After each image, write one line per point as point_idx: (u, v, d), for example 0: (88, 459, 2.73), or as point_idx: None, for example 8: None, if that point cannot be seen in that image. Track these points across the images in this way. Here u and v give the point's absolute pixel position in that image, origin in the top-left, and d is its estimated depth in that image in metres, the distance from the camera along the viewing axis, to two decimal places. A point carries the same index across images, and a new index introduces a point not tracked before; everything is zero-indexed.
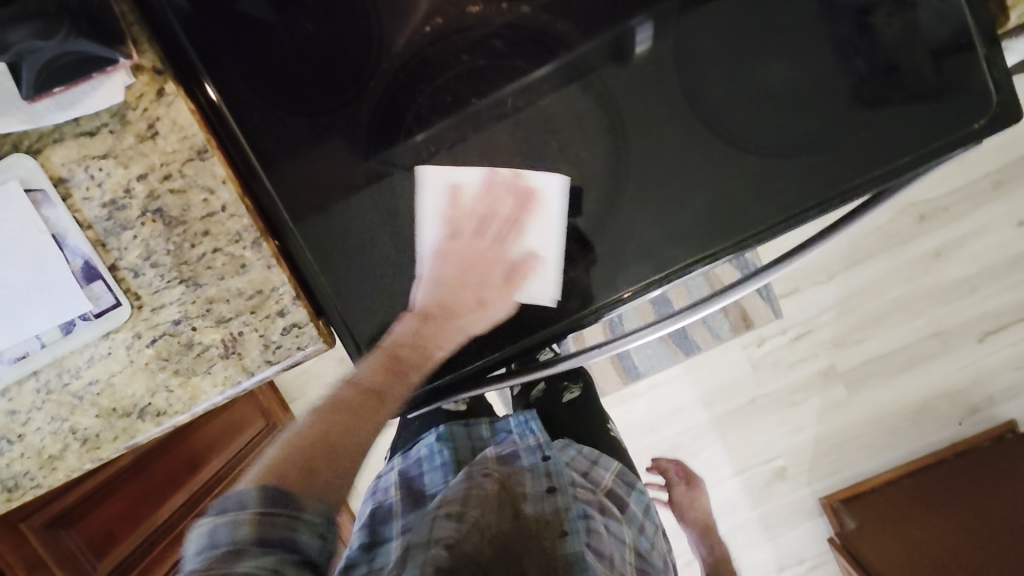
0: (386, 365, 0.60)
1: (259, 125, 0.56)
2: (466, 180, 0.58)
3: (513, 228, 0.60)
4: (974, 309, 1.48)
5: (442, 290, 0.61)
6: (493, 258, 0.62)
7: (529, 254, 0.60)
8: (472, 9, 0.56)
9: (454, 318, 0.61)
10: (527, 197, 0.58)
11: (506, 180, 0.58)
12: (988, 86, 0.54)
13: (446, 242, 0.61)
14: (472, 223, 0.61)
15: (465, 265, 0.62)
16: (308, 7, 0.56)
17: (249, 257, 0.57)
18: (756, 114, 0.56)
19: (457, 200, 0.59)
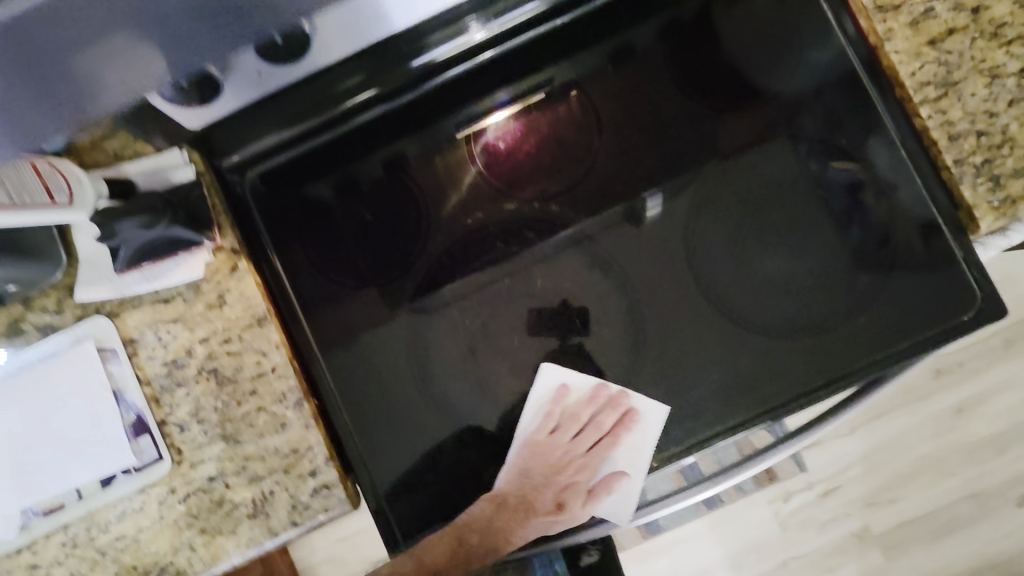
0: (464, 534, 0.59)
1: (310, 290, 0.65)
2: (576, 384, 0.62)
3: (594, 394, 0.63)
4: (1006, 470, 1.43)
5: (541, 461, 0.64)
6: (580, 466, 0.66)
7: (621, 470, 0.64)
8: (507, 205, 0.65)
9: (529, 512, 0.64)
10: (624, 408, 0.61)
11: (614, 395, 0.62)
12: (972, 283, 0.59)
13: (527, 457, 0.63)
14: (567, 431, 0.65)
15: (539, 481, 0.64)
16: (367, 196, 0.67)
17: (290, 417, 0.60)
18: (760, 299, 0.62)
19: (562, 399, 0.63)
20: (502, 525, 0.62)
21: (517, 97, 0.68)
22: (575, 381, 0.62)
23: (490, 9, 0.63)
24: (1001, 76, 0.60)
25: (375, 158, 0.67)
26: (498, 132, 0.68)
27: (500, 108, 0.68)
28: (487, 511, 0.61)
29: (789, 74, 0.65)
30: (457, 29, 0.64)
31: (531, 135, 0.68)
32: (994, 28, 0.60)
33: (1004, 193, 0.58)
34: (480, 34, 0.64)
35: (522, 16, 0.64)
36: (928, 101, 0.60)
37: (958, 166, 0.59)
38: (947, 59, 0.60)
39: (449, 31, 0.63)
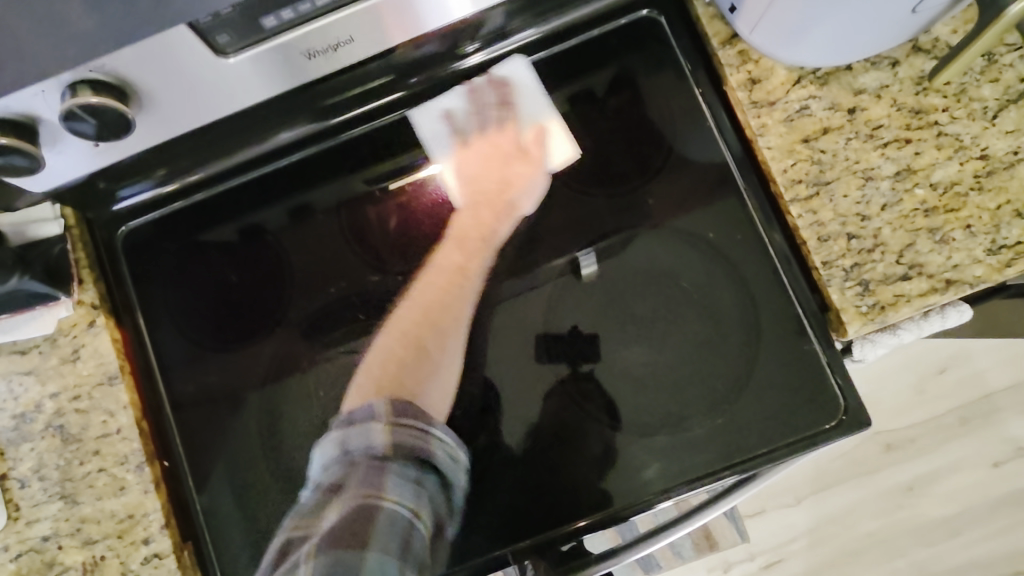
0: (407, 353, 0.58)
1: (170, 347, 0.63)
2: (458, 105, 0.65)
3: (507, 118, 0.65)
4: (957, 556, 1.37)
5: (474, 188, 0.64)
6: (504, 142, 0.65)
7: (530, 142, 0.65)
8: (372, 277, 0.63)
9: (472, 226, 0.62)
10: (506, 88, 0.65)
11: (498, 83, 0.65)
12: (837, 393, 0.57)
13: (460, 162, 0.65)
14: (493, 151, 0.65)
15: (479, 202, 0.63)
16: (233, 259, 0.65)
17: (129, 480, 0.59)
18: (616, 389, 0.60)
19: (454, 120, 0.65)
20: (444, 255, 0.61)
21: (435, 158, 0.66)
22: (427, 117, 0.65)
23: (485, 35, 0.65)
24: (875, 179, 0.59)
25: (254, 217, 0.66)
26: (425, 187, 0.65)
27: (419, 168, 0.66)
28: (455, 254, 0.61)
29: (680, 145, 0.64)
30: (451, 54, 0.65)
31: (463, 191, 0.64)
32: (870, 129, 0.60)
33: (874, 298, 0.57)
34: (476, 57, 0.66)
35: (516, 44, 0.66)
36: (798, 200, 0.59)
37: (827, 268, 0.58)
38: (820, 157, 0.60)
39: (446, 55, 0.65)
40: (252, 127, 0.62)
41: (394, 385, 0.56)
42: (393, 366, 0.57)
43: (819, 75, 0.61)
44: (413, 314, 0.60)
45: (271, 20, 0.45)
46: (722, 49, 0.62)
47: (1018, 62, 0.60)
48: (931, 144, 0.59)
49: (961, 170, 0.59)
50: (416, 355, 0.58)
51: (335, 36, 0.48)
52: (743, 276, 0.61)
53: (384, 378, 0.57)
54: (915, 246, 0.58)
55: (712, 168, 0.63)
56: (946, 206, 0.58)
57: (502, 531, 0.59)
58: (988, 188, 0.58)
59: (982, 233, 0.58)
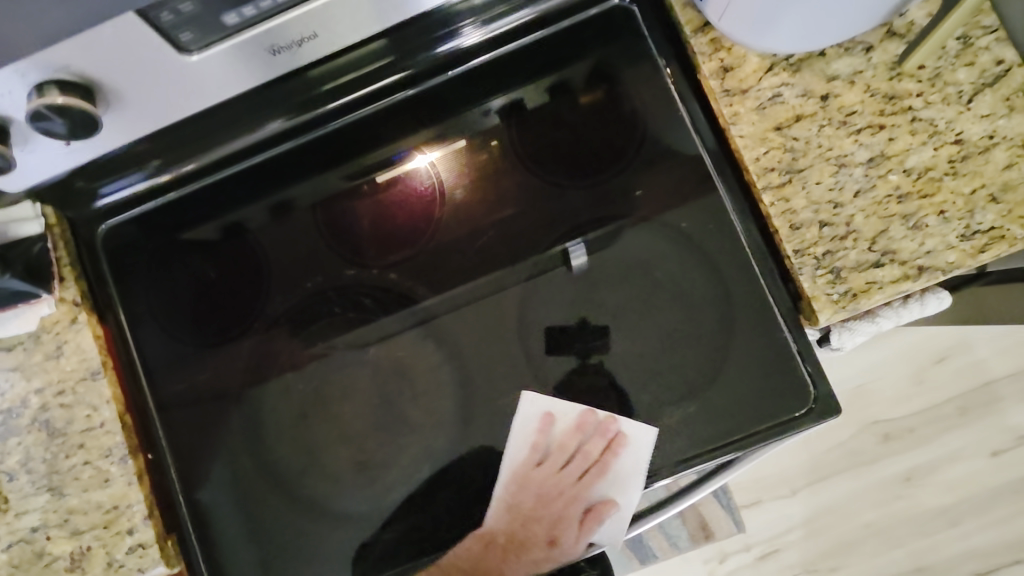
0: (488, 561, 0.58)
1: (150, 343, 0.65)
2: (562, 410, 0.59)
3: (581, 470, 0.59)
4: (954, 546, 1.37)
5: (531, 505, 0.59)
6: (571, 497, 0.59)
7: (604, 503, 0.59)
8: (348, 270, 0.63)
9: (527, 541, 0.59)
10: (619, 445, 0.58)
11: (599, 421, 0.59)
12: (807, 379, 0.58)
13: (522, 468, 0.59)
14: (567, 469, 0.59)
15: (529, 515, 0.59)
16: (212, 256, 0.66)
17: (113, 472, 0.60)
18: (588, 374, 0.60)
19: (549, 429, 0.59)
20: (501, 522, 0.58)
21: (416, 152, 0.67)
22: (527, 411, 0.59)
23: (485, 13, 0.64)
24: (849, 166, 0.59)
25: (233, 214, 0.67)
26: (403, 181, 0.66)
27: (402, 162, 0.67)
28: (531, 500, 0.59)
29: (654, 134, 0.64)
30: (451, 31, 0.64)
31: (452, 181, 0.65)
32: (842, 116, 0.59)
33: (845, 285, 0.57)
34: (473, 37, 0.65)
35: (510, 25, 0.65)
36: (771, 187, 0.59)
37: (798, 257, 0.58)
38: (793, 145, 0.59)
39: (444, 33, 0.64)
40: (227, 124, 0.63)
41: None
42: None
43: (792, 62, 0.60)
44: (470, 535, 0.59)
45: (234, 17, 0.45)
46: (694, 37, 0.61)
47: (994, 45, 0.59)
48: (905, 130, 0.58)
49: (936, 155, 0.58)
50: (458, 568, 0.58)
51: (300, 31, 0.49)
52: (716, 265, 0.61)
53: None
54: (889, 232, 0.58)
55: (685, 158, 0.63)
56: (920, 191, 0.58)
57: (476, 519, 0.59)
58: (963, 173, 0.58)
59: (956, 219, 0.57)
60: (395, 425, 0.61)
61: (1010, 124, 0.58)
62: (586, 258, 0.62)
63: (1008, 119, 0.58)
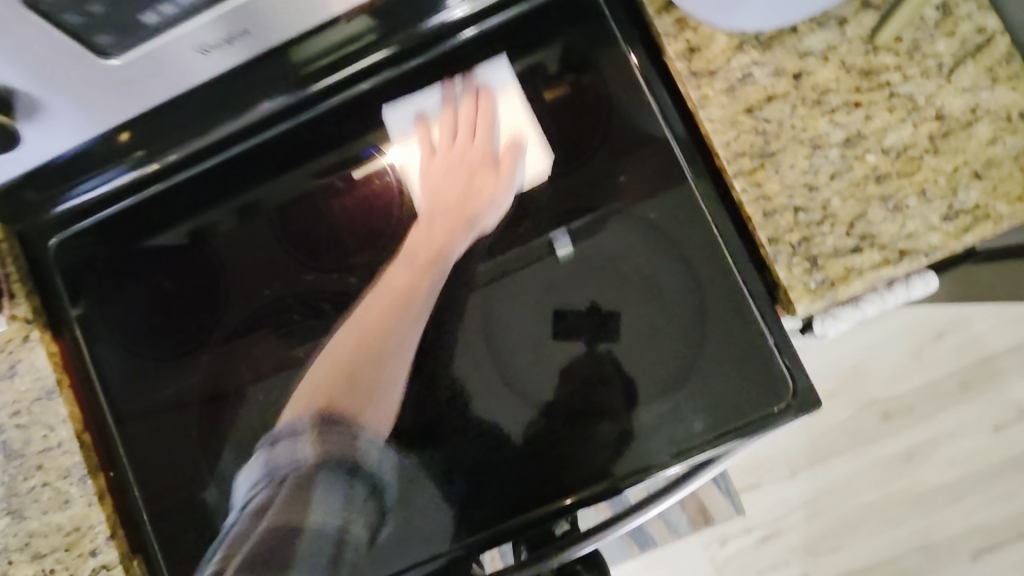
0: (370, 339, 0.58)
1: (107, 359, 0.63)
2: (428, 104, 0.64)
3: (471, 137, 0.63)
4: (958, 523, 1.35)
5: (442, 184, 0.63)
6: (476, 152, 0.63)
7: (504, 211, 0.62)
8: (306, 276, 0.62)
9: (426, 243, 0.61)
10: (510, 135, 0.63)
11: (475, 92, 0.63)
12: (785, 374, 0.55)
13: (428, 164, 0.64)
14: (451, 148, 0.63)
15: (450, 206, 0.62)
16: (166, 267, 0.64)
17: (73, 493, 0.58)
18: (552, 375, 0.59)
19: (426, 129, 0.65)
20: (375, 293, 0.60)
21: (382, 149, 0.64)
22: (398, 118, 0.64)
23: None
24: (824, 147, 0.56)
25: (190, 220, 0.65)
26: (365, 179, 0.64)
27: (370, 160, 0.64)
28: (426, 236, 0.61)
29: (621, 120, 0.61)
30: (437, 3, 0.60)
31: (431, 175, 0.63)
32: (816, 95, 0.56)
33: (823, 273, 0.54)
34: (460, 9, 0.61)
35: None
36: (743, 173, 0.56)
37: (773, 245, 0.55)
38: (765, 128, 0.56)
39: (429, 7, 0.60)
40: (174, 127, 0.61)
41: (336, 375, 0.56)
42: (338, 376, 0.56)
43: (762, 40, 0.57)
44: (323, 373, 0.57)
45: (152, 16, 0.43)
46: (658, 18, 0.58)
47: (975, 13, 0.56)
48: (882, 107, 0.55)
49: (916, 132, 0.55)
50: (354, 366, 0.56)
51: (228, 29, 0.47)
52: (687, 257, 0.58)
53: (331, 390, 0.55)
54: (867, 216, 0.55)
55: (654, 146, 0.60)
56: (899, 171, 0.55)
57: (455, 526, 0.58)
58: (944, 150, 0.55)
59: (938, 199, 0.54)
60: None
61: (994, 97, 0.55)
62: (571, 247, 0.60)
63: (991, 91, 0.55)
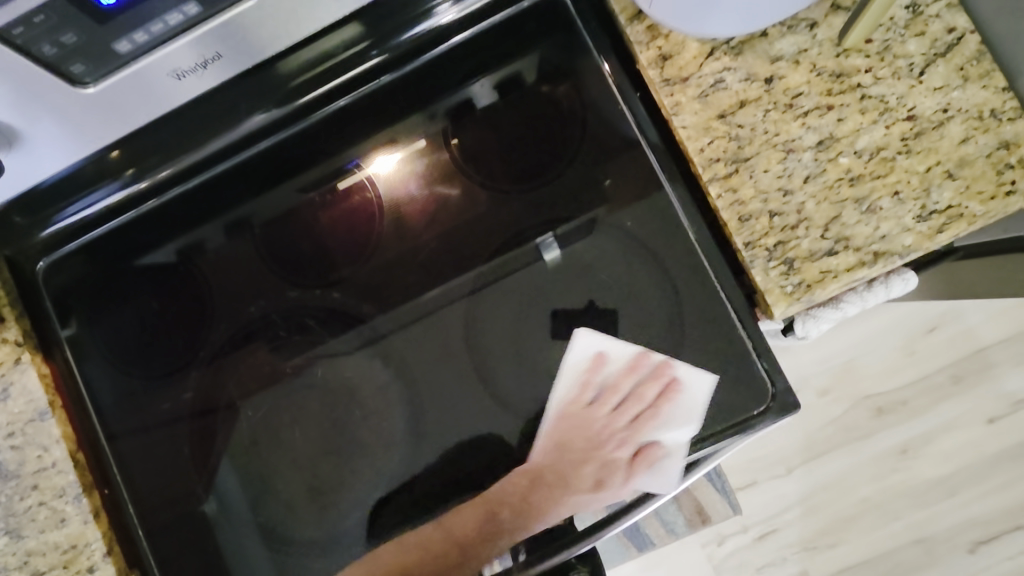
0: (434, 544, 0.57)
1: (98, 379, 0.64)
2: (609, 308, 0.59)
3: (631, 395, 0.58)
4: (955, 515, 1.35)
5: (571, 440, 0.58)
6: (621, 448, 0.57)
7: (647, 451, 0.56)
8: (288, 292, 0.63)
9: (529, 511, 0.57)
10: (672, 382, 0.57)
11: (657, 364, 0.57)
12: (764, 376, 0.56)
13: (571, 405, 0.58)
14: (606, 407, 0.58)
15: (564, 470, 0.58)
16: (153, 287, 0.65)
17: (68, 511, 0.59)
18: (534, 385, 0.59)
19: (600, 368, 0.58)
20: (457, 517, 0.57)
21: (366, 160, 0.66)
22: (581, 347, 0.58)
23: None
24: (797, 151, 0.56)
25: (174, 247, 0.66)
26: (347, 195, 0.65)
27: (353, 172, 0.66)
28: (551, 458, 0.58)
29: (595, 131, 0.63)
30: (424, 12, 0.60)
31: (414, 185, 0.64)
32: (788, 99, 0.57)
33: (798, 277, 0.55)
34: (447, 16, 0.61)
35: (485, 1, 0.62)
36: (717, 179, 0.57)
37: (749, 250, 0.56)
38: (738, 133, 0.57)
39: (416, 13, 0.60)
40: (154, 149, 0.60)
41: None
42: (432, 560, 0.57)
43: (733, 45, 0.58)
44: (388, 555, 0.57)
45: (125, 44, 0.44)
46: (630, 26, 0.58)
47: (944, 12, 0.56)
48: (854, 109, 0.56)
49: (888, 134, 0.55)
50: (449, 564, 0.56)
51: (200, 53, 0.47)
52: (663, 262, 0.59)
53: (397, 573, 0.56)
54: (841, 218, 0.55)
55: (628, 157, 0.62)
56: (872, 173, 0.55)
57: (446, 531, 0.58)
58: (917, 151, 0.55)
59: (911, 199, 0.55)
60: (348, 447, 0.60)
61: (965, 95, 0.55)
62: (558, 250, 0.61)
63: (962, 90, 0.55)
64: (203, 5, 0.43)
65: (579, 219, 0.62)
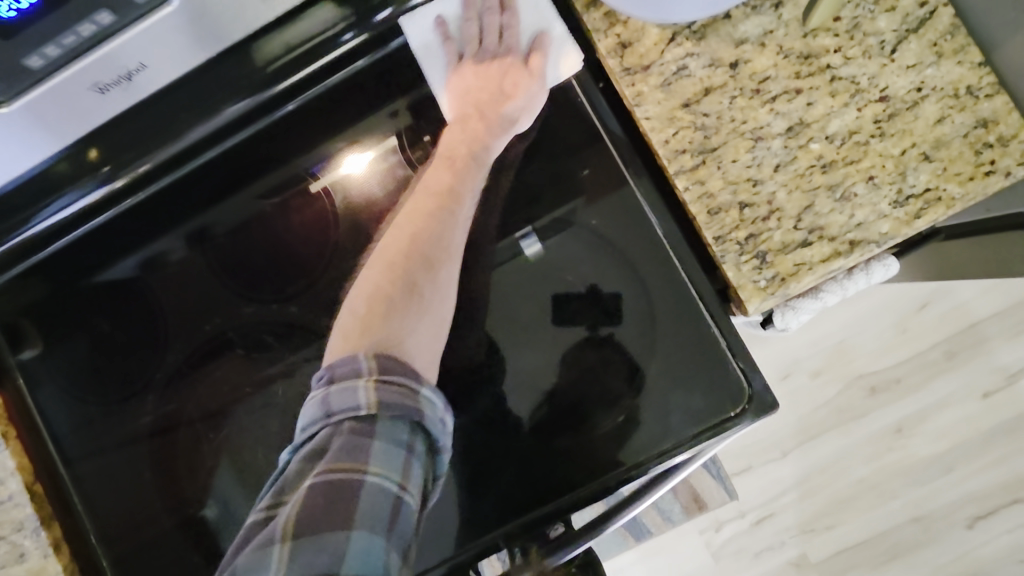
0: (369, 319, 0.50)
1: (51, 407, 0.62)
2: (450, 11, 0.58)
3: (498, 24, 0.58)
4: (952, 492, 1.35)
5: (472, 88, 0.58)
6: (504, 48, 0.58)
7: (533, 37, 0.58)
8: (245, 309, 0.61)
9: (487, 102, 0.57)
10: None
11: None
12: (741, 377, 0.55)
13: (455, 81, 0.58)
14: (473, 51, 0.58)
15: (478, 95, 0.58)
16: (104, 308, 0.63)
17: (26, 545, 0.56)
18: (503, 392, 0.58)
19: (448, 33, 0.58)
20: (412, 208, 0.55)
21: (329, 162, 0.63)
22: (418, 34, 0.58)
23: None
24: (766, 138, 0.53)
25: (122, 268, 0.63)
26: (303, 205, 0.63)
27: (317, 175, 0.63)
28: (455, 131, 0.58)
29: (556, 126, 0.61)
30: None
31: (372, 189, 0.62)
32: (755, 83, 0.54)
33: (772, 270, 0.53)
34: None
35: None
36: (684, 171, 0.54)
37: (720, 244, 0.53)
38: (704, 122, 0.54)
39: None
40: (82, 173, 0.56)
41: (393, 313, 0.50)
42: (381, 305, 0.50)
43: (696, 29, 0.55)
44: (363, 304, 0.51)
45: (37, 59, 0.41)
46: (586, 13, 0.56)
47: None
48: (824, 92, 0.53)
49: (860, 116, 0.53)
50: (402, 265, 0.52)
51: (122, 65, 0.44)
52: (631, 259, 0.57)
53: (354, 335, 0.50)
54: (815, 207, 0.53)
55: (590, 151, 0.60)
56: (845, 158, 0.53)
57: (428, 549, 0.56)
58: (891, 133, 0.52)
59: (886, 184, 0.52)
60: None
61: (939, 73, 0.52)
62: (540, 244, 0.59)
63: (936, 68, 0.53)
64: (117, 13, 0.41)
65: (544, 219, 0.60)
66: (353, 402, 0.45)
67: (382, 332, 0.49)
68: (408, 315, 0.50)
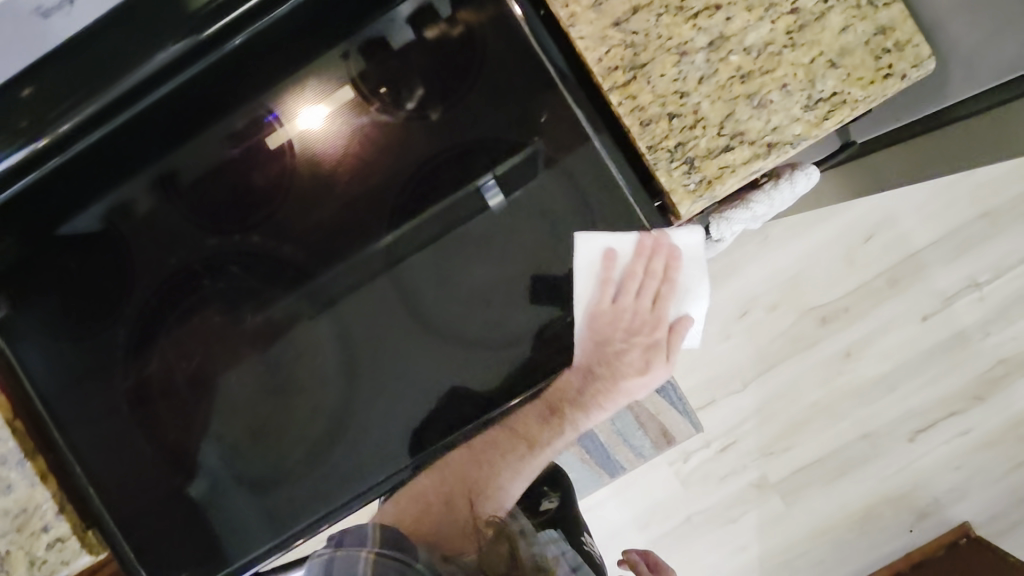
0: (461, 482, 0.69)
1: (24, 350, 0.63)
2: (623, 246, 0.59)
3: (656, 292, 0.60)
4: (897, 409, 1.45)
5: (606, 355, 0.62)
6: (650, 320, 0.62)
7: (677, 318, 0.62)
8: (211, 239, 0.63)
9: (614, 374, 0.63)
10: (670, 257, 0.59)
11: (654, 243, 0.58)
12: None
13: (597, 305, 0.61)
14: (628, 294, 0.61)
15: (612, 353, 0.62)
16: (68, 251, 0.64)
17: (14, 476, 0.58)
18: (459, 305, 0.61)
19: (610, 264, 0.59)
20: (493, 446, 0.70)
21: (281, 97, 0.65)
22: (584, 251, 0.59)
23: None
24: (689, 53, 0.58)
25: (79, 216, 0.64)
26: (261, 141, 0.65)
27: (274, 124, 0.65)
28: (576, 382, 0.63)
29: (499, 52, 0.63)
30: None
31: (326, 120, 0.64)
32: (678, 1, 0.58)
33: (699, 174, 0.57)
34: None
35: None
36: (616, 87, 0.58)
37: (652, 153, 0.58)
38: (633, 40, 0.58)
39: None
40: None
41: (456, 512, 0.67)
42: (462, 499, 0.68)
43: None
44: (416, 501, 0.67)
45: None
46: None
47: None
48: (740, 7, 0.58)
49: (773, 29, 0.58)
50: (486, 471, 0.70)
51: None
52: (572, 173, 0.61)
53: (432, 505, 0.67)
54: (735, 115, 0.57)
55: (533, 74, 0.62)
56: (761, 68, 0.57)
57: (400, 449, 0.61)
58: (801, 43, 0.57)
59: (798, 91, 0.57)
60: (286, 386, 0.62)
61: None
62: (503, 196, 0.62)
63: None
64: None
65: (491, 141, 0.62)
66: (352, 570, 0.55)
67: (457, 517, 0.67)
68: (491, 507, 0.70)
